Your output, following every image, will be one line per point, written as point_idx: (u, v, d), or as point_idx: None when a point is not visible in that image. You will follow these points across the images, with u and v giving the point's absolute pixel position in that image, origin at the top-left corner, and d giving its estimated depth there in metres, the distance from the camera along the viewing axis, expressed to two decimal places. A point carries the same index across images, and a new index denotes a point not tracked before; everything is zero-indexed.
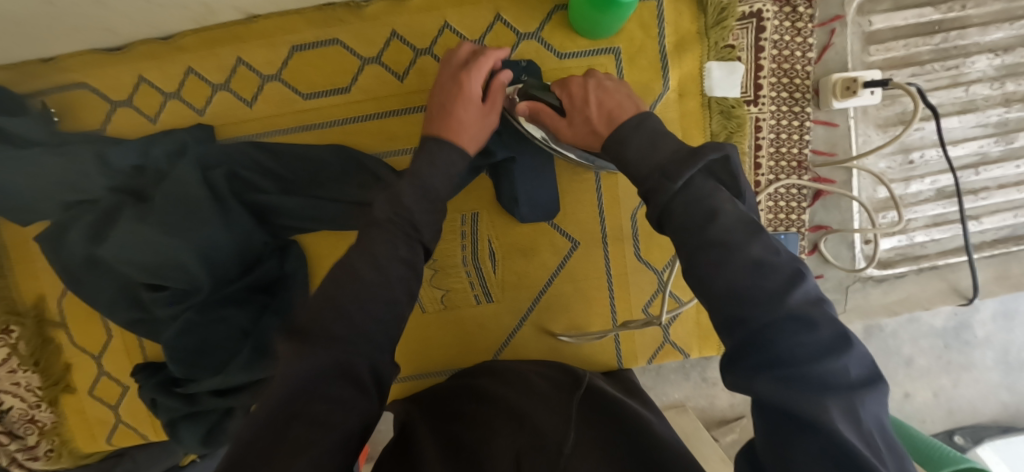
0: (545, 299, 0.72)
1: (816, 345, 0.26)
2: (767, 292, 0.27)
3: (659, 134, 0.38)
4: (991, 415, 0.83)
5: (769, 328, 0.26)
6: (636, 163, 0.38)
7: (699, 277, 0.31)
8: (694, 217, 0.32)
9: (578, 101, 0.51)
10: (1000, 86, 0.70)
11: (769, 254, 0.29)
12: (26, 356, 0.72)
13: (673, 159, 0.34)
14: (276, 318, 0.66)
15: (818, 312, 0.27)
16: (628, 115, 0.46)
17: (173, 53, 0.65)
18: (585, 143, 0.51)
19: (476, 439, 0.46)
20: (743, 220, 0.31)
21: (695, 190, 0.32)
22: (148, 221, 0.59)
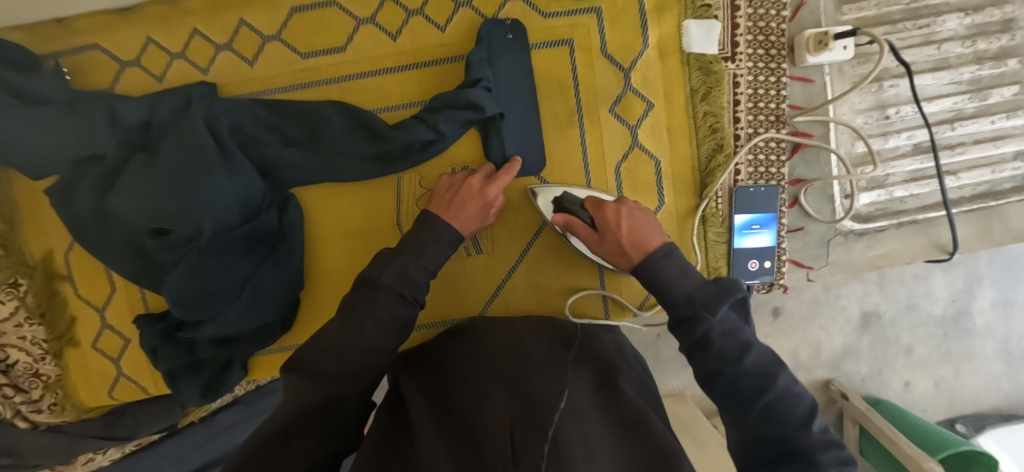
0: (533, 252, 0.74)
1: (830, 452, 0.39)
2: (797, 421, 0.40)
3: (687, 265, 0.51)
4: (993, 404, 0.93)
5: (807, 448, 0.39)
6: (668, 285, 0.49)
7: (738, 396, 0.42)
8: (735, 347, 0.43)
9: (612, 223, 0.59)
10: (972, 44, 0.73)
11: (793, 385, 0.42)
12: (34, 308, 0.75)
13: (703, 291, 0.46)
14: (275, 267, 0.69)
15: (828, 435, 0.40)
16: (658, 243, 0.55)
17: (180, 16, 0.69)
18: (614, 260, 0.60)
19: (472, 403, 0.45)
20: (766, 353, 0.44)
21: (725, 323, 0.44)
22: (156, 168, 0.62)
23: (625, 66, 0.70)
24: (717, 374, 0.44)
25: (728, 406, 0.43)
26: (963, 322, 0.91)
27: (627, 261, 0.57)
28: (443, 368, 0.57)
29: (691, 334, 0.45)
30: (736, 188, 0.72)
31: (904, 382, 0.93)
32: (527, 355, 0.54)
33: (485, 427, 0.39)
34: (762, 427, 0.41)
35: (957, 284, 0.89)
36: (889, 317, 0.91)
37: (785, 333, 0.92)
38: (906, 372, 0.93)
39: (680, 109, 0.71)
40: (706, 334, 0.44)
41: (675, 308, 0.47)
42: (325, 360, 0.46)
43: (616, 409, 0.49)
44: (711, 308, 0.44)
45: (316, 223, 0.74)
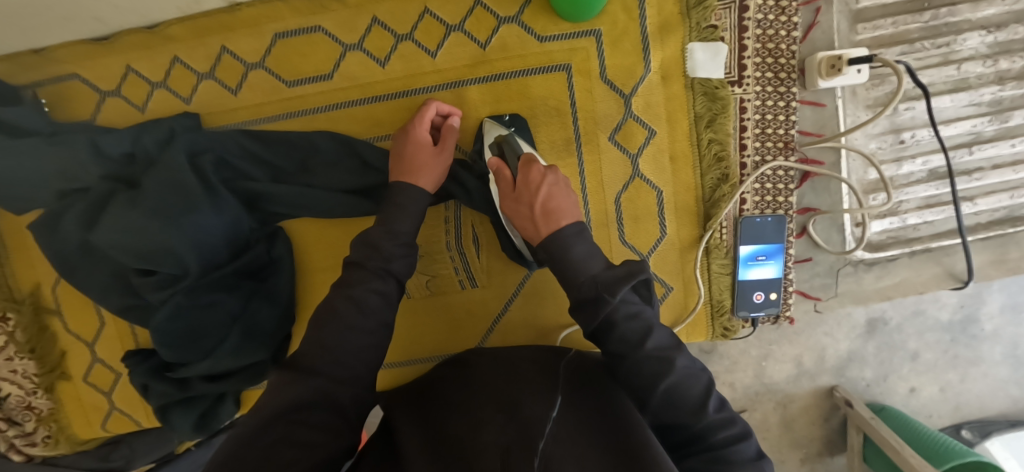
0: (531, 284, 0.72)
1: (722, 430, 0.41)
2: (696, 405, 0.42)
3: (595, 248, 0.51)
4: (999, 409, 0.84)
5: (702, 430, 0.42)
6: (575, 264, 0.49)
7: (644, 384, 0.43)
8: (637, 330, 0.44)
9: (533, 184, 0.55)
10: (993, 64, 0.69)
11: (691, 367, 0.44)
12: (24, 344, 0.74)
13: (606, 275, 0.46)
14: (265, 303, 0.67)
15: (726, 413, 0.43)
16: (570, 222, 0.52)
17: (159, 43, 0.66)
18: (522, 224, 0.56)
19: (465, 435, 0.42)
20: (668, 338, 0.46)
21: (628, 306, 0.45)
22: (137, 207, 0.59)
23: (626, 92, 0.66)
24: (619, 359, 0.45)
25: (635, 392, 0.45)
26: (970, 327, 0.82)
27: (534, 229, 0.54)
28: (434, 393, 0.55)
29: (593, 317, 0.46)
30: (741, 218, 0.69)
31: (909, 387, 0.84)
32: (524, 378, 0.52)
33: (476, 459, 0.36)
34: (665, 411, 0.43)
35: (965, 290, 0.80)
36: (896, 323, 0.81)
37: (789, 339, 0.82)
38: (913, 377, 0.83)
39: (684, 136, 0.67)
40: (610, 317, 0.44)
41: (578, 290, 0.47)
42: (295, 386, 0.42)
43: (604, 404, 0.47)
44: (612, 290, 0.45)
45: (306, 256, 0.72)
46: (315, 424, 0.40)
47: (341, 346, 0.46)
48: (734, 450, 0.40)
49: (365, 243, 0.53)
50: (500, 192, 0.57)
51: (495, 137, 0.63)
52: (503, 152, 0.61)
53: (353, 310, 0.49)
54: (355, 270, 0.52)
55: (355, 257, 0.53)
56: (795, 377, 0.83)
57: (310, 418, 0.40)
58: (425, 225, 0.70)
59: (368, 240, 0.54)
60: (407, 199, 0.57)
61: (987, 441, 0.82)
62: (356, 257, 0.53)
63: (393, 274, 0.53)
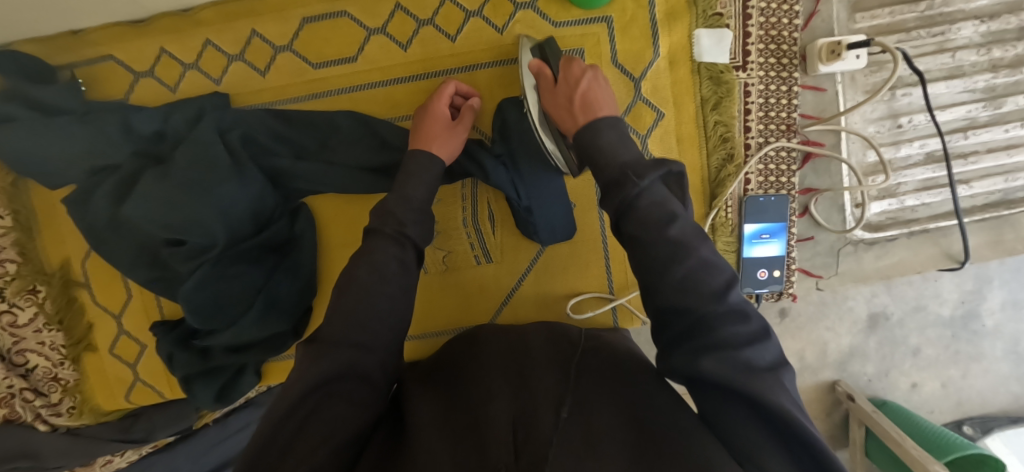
0: (542, 261, 0.75)
1: (734, 326, 0.37)
2: (710, 291, 0.39)
3: (626, 138, 0.50)
4: (1001, 406, 0.87)
5: (712, 320, 0.37)
6: (605, 152, 0.49)
7: (656, 268, 0.41)
8: (658, 215, 0.42)
9: (572, 82, 0.57)
10: (987, 52, 0.72)
11: (713, 261, 0.41)
12: (52, 315, 0.77)
13: (637, 162, 0.46)
14: (288, 276, 0.70)
15: (743, 310, 0.38)
16: (605, 114, 0.53)
17: (191, 27, 0.69)
18: (561, 121, 0.57)
19: (478, 402, 0.44)
20: (692, 227, 0.42)
21: (652, 191, 0.43)
22: (168, 178, 0.63)
23: (635, 76, 0.70)
24: (636, 242, 0.43)
25: (648, 278, 0.42)
26: (972, 324, 0.84)
27: (571, 122, 0.56)
28: (452, 369, 0.56)
29: (616, 199, 0.45)
30: (745, 197, 0.72)
31: (911, 383, 0.86)
32: (536, 354, 0.55)
33: (489, 425, 0.40)
34: (674, 297, 0.39)
35: (966, 285, 0.83)
36: (898, 319, 0.84)
37: (791, 335, 0.85)
38: (914, 373, 0.85)
39: (690, 119, 0.71)
40: (632, 199, 0.43)
41: (605, 174, 0.47)
42: (321, 362, 0.43)
43: (623, 390, 0.47)
44: (639, 176, 0.44)
45: (327, 232, 0.75)
46: (347, 397, 0.43)
47: (366, 308, 0.49)
48: (741, 348, 0.36)
49: (388, 213, 0.57)
50: (541, 91, 0.60)
51: (536, 42, 0.64)
52: (544, 54, 0.63)
53: (375, 275, 0.51)
54: (374, 236, 0.55)
55: (373, 224, 0.56)
56: (797, 373, 0.86)
57: (345, 392, 0.43)
58: (441, 203, 0.73)
59: (391, 210, 0.57)
60: (425, 171, 0.61)
61: (987, 437, 0.84)
62: (378, 225, 0.56)
63: (409, 240, 0.56)
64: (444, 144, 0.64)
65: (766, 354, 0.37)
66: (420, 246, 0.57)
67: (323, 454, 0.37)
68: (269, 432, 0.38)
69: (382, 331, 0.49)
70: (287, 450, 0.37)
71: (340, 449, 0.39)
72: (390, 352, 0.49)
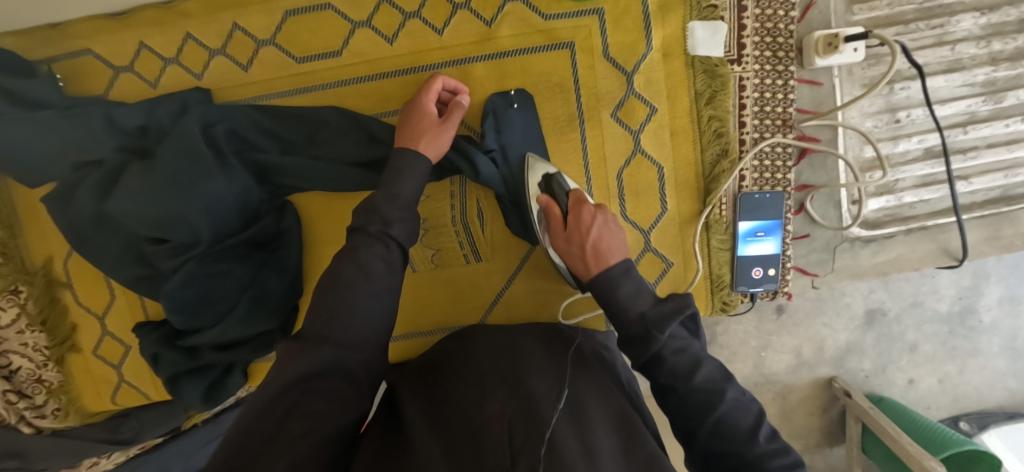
0: (534, 259, 0.73)
1: (773, 460, 0.38)
2: (746, 432, 0.40)
3: (643, 285, 0.50)
4: (998, 401, 0.86)
5: (751, 458, 0.39)
6: (623, 302, 0.48)
7: (693, 418, 0.42)
8: (685, 363, 0.43)
9: (583, 227, 0.56)
10: (987, 45, 0.70)
11: (741, 399, 0.42)
12: (34, 316, 0.75)
13: (657, 311, 0.46)
14: (274, 273, 0.69)
15: (777, 442, 0.40)
16: (618, 262, 0.52)
17: (172, 19, 0.67)
18: (573, 264, 0.57)
19: (470, 406, 0.43)
20: (717, 369, 0.44)
21: (675, 341, 0.44)
22: (149, 175, 0.61)
23: (628, 70, 0.68)
24: (668, 390, 0.44)
25: (681, 421, 0.43)
26: (968, 319, 0.83)
27: (584, 269, 0.54)
28: (443, 369, 0.55)
29: (642, 352, 0.45)
30: (741, 194, 0.71)
31: (908, 379, 0.85)
32: (528, 354, 0.54)
33: (482, 428, 0.38)
34: (713, 440, 0.41)
35: (963, 282, 0.82)
36: (895, 315, 0.83)
37: (788, 330, 0.84)
38: (911, 369, 0.85)
39: (685, 114, 0.69)
40: (659, 352, 0.44)
41: (627, 329, 0.47)
42: (304, 357, 0.43)
43: (606, 407, 0.46)
44: (660, 328, 0.44)
45: (314, 229, 0.74)
46: (329, 394, 0.42)
47: (349, 308, 0.47)
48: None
49: (374, 209, 0.55)
50: (551, 228, 0.59)
51: (543, 174, 0.64)
52: (551, 187, 0.63)
53: (359, 274, 0.50)
54: (359, 234, 0.54)
55: (358, 222, 0.55)
56: (794, 368, 0.85)
57: (328, 390, 0.42)
58: (430, 200, 0.71)
59: (377, 207, 0.55)
60: (412, 167, 0.59)
61: (984, 433, 0.83)
62: (363, 222, 0.54)
63: (395, 239, 0.55)
64: (432, 142, 0.62)
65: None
66: (406, 245, 0.56)
67: (303, 449, 0.36)
68: (250, 425, 0.37)
69: (367, 330, 0.48)
70: (267, 445, 0.36)
71: (323, 444, 0.38)
72: (376, 353, 0.48)
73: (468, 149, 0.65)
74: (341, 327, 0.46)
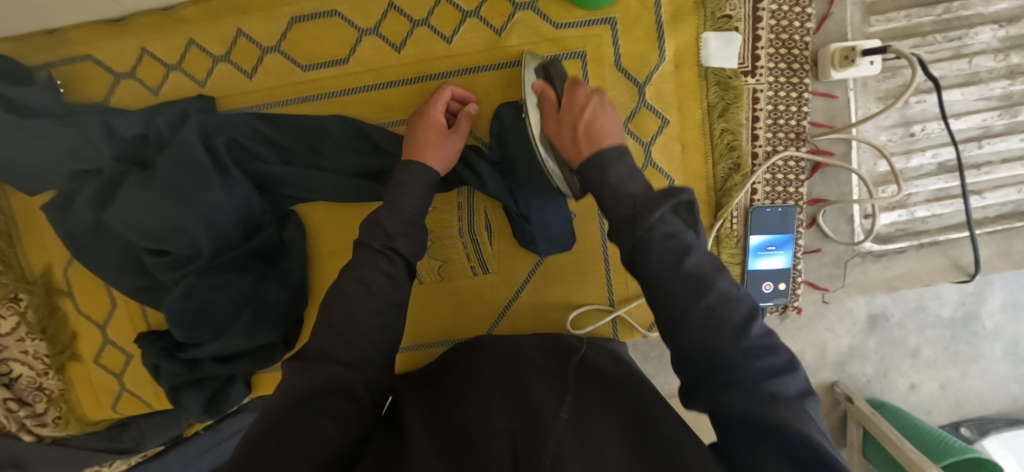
0: (542, 271, 0.72)
1: (762, 359, 0.32)
2: (738, 325, 0.33)
3: (637, 171, 0.44)
4: (998, 407, 0.85)
5: (742, 356, 0.32)
6: (612, 184, 0.42)
7: (675, 308, 0.35)
8: (674, 251, 0.36)
9: (577, 105, 0.51)
10: (1005, 58, 0.69)
11: (732, 293, 0.35)
12: (35, 324, 0.74)
13: (647, 193, 0.40)
14: (276, 285, 0.67)
15: (769, 341, 0.33)
16: (611, 143, 0.47)
17: (174, 25, 0.66)
18: (562, 147, 0.52)
19: (473, 420, 0.42)
20: (709, 260, 0.37)
21: (665, 227, 0.37)
22: (149, 185, 0.60)
23: (640, 81, 0.67)
24: (648, 283, 0.37)
25: (662, 319, 0.36)
26: (971, 325, 0.82)
27: (575, 151, 0.49)
28: (447, 382, 0.54)
29: (629, 237, 0.38)
30: (752, 208, 0.70)
31: (908, 383, 0.84)
32: (532, 367, 0.53)
33: (485, 444, 0.38)
34: (698, 335, 0.33)
35: (967, 289, 0.81)
36: (897, 319, 0.82)
37: (791, 335, 0.83)
38: (913, 374, 0.84)
39: (696, 126, 0.68)
40: (643, 237, 0.37)
41: (613, 214, 0.41)
42: (304, 375, 0.42)
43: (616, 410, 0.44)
44: (650, 208, 0.38)
45: (317, 239, 0.73)
46: (330, 414, 0.40)
47: (353, 328, 0.46)
48: (772, 384, 0.31)
49: (377, 223, 0.54)
50: (542, 112, 0.55)
51: (540, 64, 0.59)
52: (548, 75, 0.58)
53: (363, 291, 0.49)
54: (363, 249, 0.53)
55: (361, 236, 0.54)
56: None
57: (329, 409, 0.41)
58: (437, 211, 0.70)
59: (380, 220, 0.54)
60: (417, 179, 0.58)
61: (985, 439, 0.81)
62: (367, 236, 0.53)
63: (399, 254, 0.53)
64: (439, 152, 0.61)
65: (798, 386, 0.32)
66: (411, 260, 0.55)
67: None
68: (247, 446, 0.36)
69: (372, 351, 0.47)
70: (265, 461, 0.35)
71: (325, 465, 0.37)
72: (379, 371, 0.47)
73: (477, 161, 0.64)
74: (345, 348, 0.45)
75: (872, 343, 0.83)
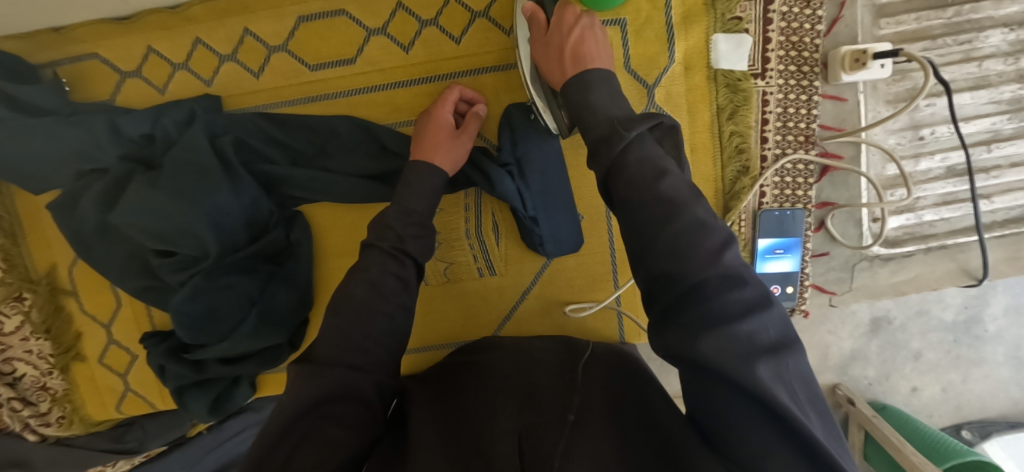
0: (549, 273, 0.72)
1: (729, 294, 0.30)
2: (705, 253, 0.32)
3: (619, 94, 0.46)
4: (999, 410, 0.85)
5: (704, 286, 0.31)
6: (595, 105, 0.44)
7: (643, 235, 0.34)
8: (648, 173, 0.36)
9: (566, 27, 0.53)
10: (1015, 62, 0.69)
11: (708, 219, 0.34)
12: (39, 324, 0.74)
13: (627, 115, 0.41)
14: (282, 286, 0.67)
15: (739, 275, 0.32)
16: (595, 65, 0.49)
17: (180, 24, 0.65)
18: (549, 70, 0.54)
19: (479, 423, 0.43)
20: (689, 187, 0.36)
21: (643, 147, 0.38)
22: (156, 186, 0.59)
23: (649, 83, 0.66)
24: (624, 204, 0.37)
25: (632, 245, 0.36)
26: (974, 328, 0.82)
27: (561, 73, 0.51)
28: (456, 382, 0.54)
29: (606, 158, 0.39)
30: (760, 211, 0.70)
31: (911, 386, 0.84)
32: (539, 368, 0.53)
33: (492, 447, 0.38)
34: (665, 262, 0.32)
35: (969, 291, 0.81)
36: (900, 323, 0.82)
37: None
38: (915, 377, 0.83)
39: (705, 128, 0.68)
40: (620, 157, 0.38)
41: (594, 130, 0.42)
42: (314, 384, 0.41)
43: (624, 402, 0.46)
44: (629, 129, 0.39)
45: (323, 241, 0.72)
46: (342, 420, 0.40)
47: (362, 330, 0.46)
48: (735, 320, 0.29)
49: (386, 225, 0.54)
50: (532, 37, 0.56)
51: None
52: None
53: (373, 293, 0.49)
54: (371, 252, 0.52)
55: (370, 239, 0.53)
56: None
57: (341, 415, 0.40)
58: (444, 212, 0.70)
59: (390, 223, 0.54)
60: (425, 181, 0.58)
61: (986, 442, 0.82)
62: (375, 238, 0.53)
63: (408, 256, 0.53)
64: (447, 153, 0.61)
65: (770, 326, 0.30)
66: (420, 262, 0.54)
67: None
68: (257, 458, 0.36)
69: (381, 355, 0.46)
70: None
71: None
72: (387, 374, 0.47)
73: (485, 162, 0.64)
74: (355, 351, 0.45)
75: (876, 345, 0.83)
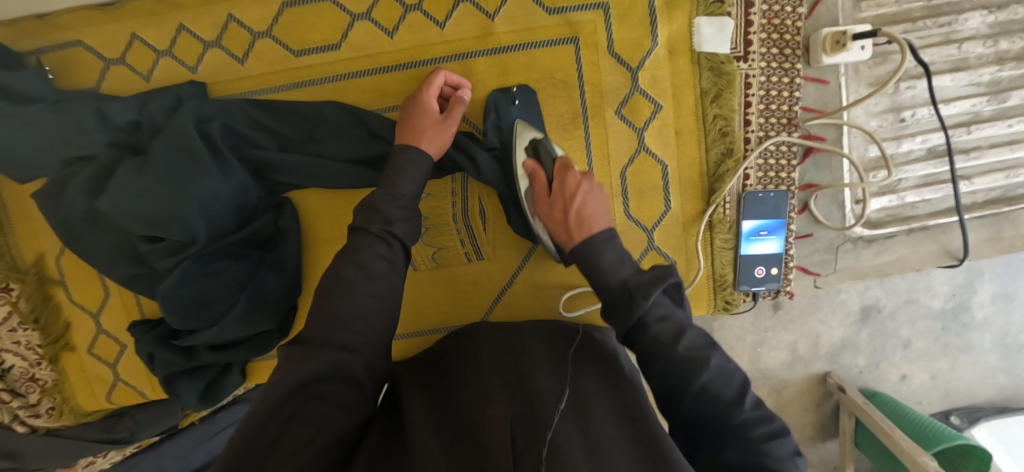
0: (535, 257, 0.73)
1: (758, 428, 0.37)
2: (731, 400, 0.38)
3: (626, 253, 0.48)
4: (987, 396, 0.86)
5: (736, 424, 0.37)
6: (604, 271, 0.46)
7: (675, 383, 0.39)
8: (670, 332, 0.40)
9: (570, 190, 0.54)
10: (994, 44, 0.70)
11: (725, 365, 0.40)
12: (27, 314, 0.73)
13: (638, 278, 0.43)
14: (272, 272, 0.67)
15: (761, 410, 0.39)
16: (602, 229, 0.50)
17: (165, 10, 0.65)
18: (556, 231, 0.55)
19: (473, 406, 0.42)
20: (699, 336, 0.41)
21: (658, 308, 0.41)
22: (143, 172, 0.60)
23: (633, 66, 0.67)
24: (650, 359, 0.40)
25: (663, 390, 0.40)
26: (963, 315, 0.83)
27: (568, 236, 0.53)
28: (445, 368, 0.54)
29: (623, 321, 0.41)
30: (744, 193, 0.71)
31: (901, 374, 0.85)
32: (532, 351, 0.53)
33: (483, 431, 0.37)
34: (697, 408, 0.38)
35: (958, 279, 0.82)
36: (890, 311, 0.83)
37: (785, 325, 0.84)
38: (904, 365, 0.85)
39: (689, 112, 0.68)
40: (641, 319, 0.41)
41: (607, 297, 0.44)
42: (305, 363, 0.41)
43: (627, 401, 0.44)
44: (644, 294, 0.41)
45: (311, 228, 0.72)
46: (332, 400, 0.41)
47: (352, 311, 0.47)
48: (769, 449, 0.36)
49: (375, 207, 0.54)
50: (535, 194, 0.58)
51: (530, 142, 0.62)
52: (538, 153, 0.61)
53: (361, 275, 0.49)
54: (361, 234, 0.53)
55: (359, 222, 0.54)
56: (791, 363, 0.85)
57: (331, 396, 0.41)
58: (432, 197, 0.70)
59: (379, 204, 0.54)
60: (413, 165, 0.58)
61: (974, 427, 0.84)
62: (364, 220, 0.54)
63: (397, 238, 0.54)
64: (431, 137, 0.61)
65: (787, 445, 0.38)
66: (409, 245, 0.55)
67: (306, 455, 0.34)
68: (249, 429, 0.35)
69: (372, 332, 0.47)
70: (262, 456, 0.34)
71: (328, 449, 0.36)
72: (378, 355, 0.47)
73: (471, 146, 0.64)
74: (343, 328, 0.45)
75: (867, 333, 0.84)
